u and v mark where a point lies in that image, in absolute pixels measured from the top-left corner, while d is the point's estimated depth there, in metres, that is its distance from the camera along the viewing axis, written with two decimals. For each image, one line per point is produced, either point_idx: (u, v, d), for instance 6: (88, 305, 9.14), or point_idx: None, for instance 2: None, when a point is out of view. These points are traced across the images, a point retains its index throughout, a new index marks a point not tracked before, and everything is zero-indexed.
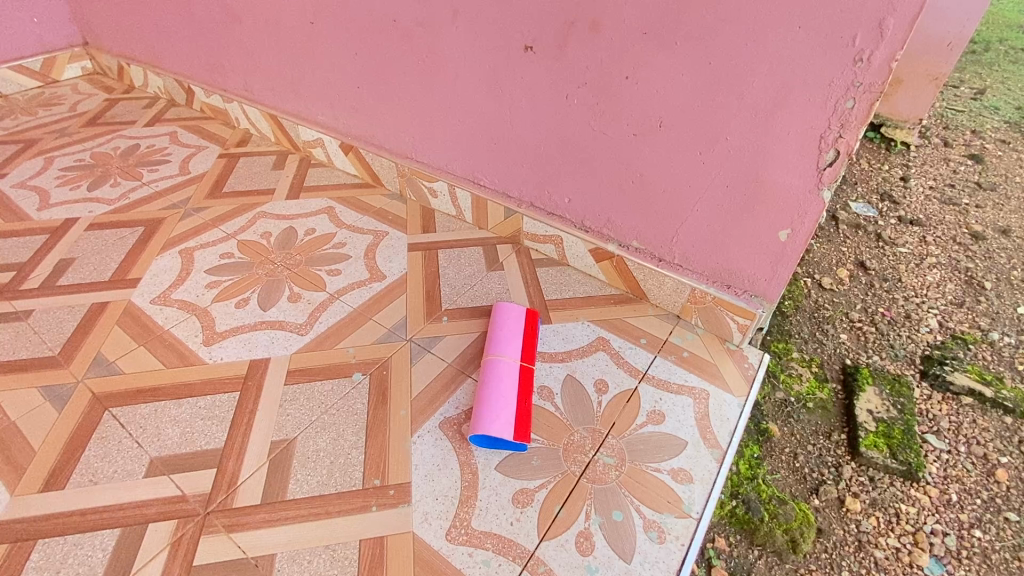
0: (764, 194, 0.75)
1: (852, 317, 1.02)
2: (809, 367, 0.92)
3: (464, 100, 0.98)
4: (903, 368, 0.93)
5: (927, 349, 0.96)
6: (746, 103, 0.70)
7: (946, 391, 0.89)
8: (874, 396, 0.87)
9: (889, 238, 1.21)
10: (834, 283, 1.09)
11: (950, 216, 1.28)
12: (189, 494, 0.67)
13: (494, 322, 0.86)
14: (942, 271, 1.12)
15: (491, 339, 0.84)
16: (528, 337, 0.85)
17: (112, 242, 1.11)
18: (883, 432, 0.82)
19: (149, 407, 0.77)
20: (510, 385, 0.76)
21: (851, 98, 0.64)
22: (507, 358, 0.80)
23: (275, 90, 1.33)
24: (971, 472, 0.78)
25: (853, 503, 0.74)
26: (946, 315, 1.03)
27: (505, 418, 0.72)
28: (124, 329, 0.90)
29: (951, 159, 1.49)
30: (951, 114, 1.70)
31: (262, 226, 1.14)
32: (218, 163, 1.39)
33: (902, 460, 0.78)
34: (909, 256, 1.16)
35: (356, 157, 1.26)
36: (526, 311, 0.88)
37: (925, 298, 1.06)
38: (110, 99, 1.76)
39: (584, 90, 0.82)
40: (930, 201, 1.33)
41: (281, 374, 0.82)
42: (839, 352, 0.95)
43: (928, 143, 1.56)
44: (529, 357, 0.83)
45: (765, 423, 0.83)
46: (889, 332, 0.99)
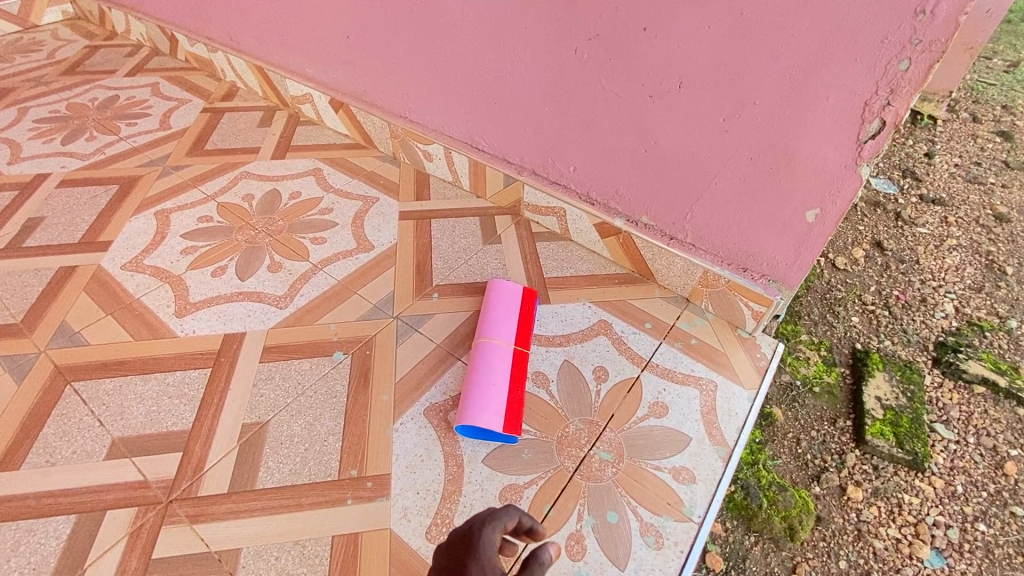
0: (793, 168, 0.67)
1: (865, 300, 0.94)
2: (818, 350, 0.86)
3: (464, 53, 0.88)
4: (915, 355, 0.86)
5: (941, 336, 0.89)
6: (780, 62, 0.61)
7: (958, 379, 0.83)
8: (884, 382, 0.81)
9: (909, 218, 1.12)
10: (848, 263, 1.01)
11: (974, 195, 1.18)
12: (152, 481, 0.62)
13: (486, 302, 0.79)
14: (962, 253, 1.04)
15: (482, 320, 0.78)
16: (524, 318, 0.78)
17: (84, 200, 1.04)
18: (890, 420, 0.77)
19: (114, 382, 0.72)
20: (501, 372, 0.70)
21: (906, 58, 0.54)
22: (499, 342, 0.73)
23: (260, 39, 1.23)
24: (978, 464, 0.73)
25: (855, 492, 0.70)
26: (963, 300, 0.95)
27: (493, 409, 0.66)
28: (91, 296, 0.84)
29: (979, 135, 1.38)
30: (981, 88, 1.57)
31: (244, 188, 1.06)
32: (200, 118, 1.30)
33: (908, 449, 0.74)
34: (928, 237, 1.07)
35: (347, 115, 1.17)
36: (523, 290, 0.81)
37: (943, 282, 0.98)
38: (90, 46, 1.65)
39: (595, 43, 0.73)
40: (953, 180, 1.23)
41: (256, 351, 0.76)
42: (850, 336, 0.88)
43: (955, 118, 1.44)
44: (525, 340, 0.76)
45: (768, 407, 0.78)
46: (903, 316, 0.91)
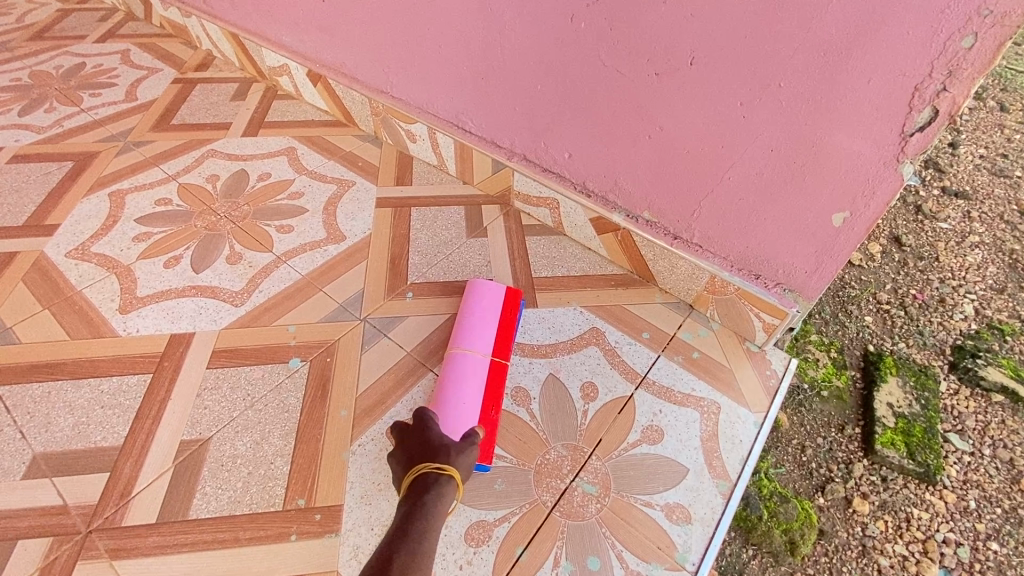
0: (821, 162, 0.57)
1: (880, 298, 0.84)
2: (828, 351, 0.76)
3: (445, 20, 0.78)
4: (930, 359, 0.76)
5: (959, 339, 0.79)
6: (814, 34, 0.51)
7: (975, 387, 0.73)
8: (897, 388, 0.72)
9: (930, 211, 1.00)
10: (863, 259, 0.90)
11: (1000, 189, 1.06)
12: (72, 505, 0.55)
13: (465, 304, 0.70)
14: (984, 251, 0.92)
15: (459, 325, 0.68)
16: (508, 324, 0.69)
17: (34, 178, 0.95)
18: (901, 429, 0.68)
19: (43, 388, 0.65)
20: (473, 389, 0.61)
21: (971, 33, 0.44)
22: (475, 352, 0.64)
23: (232, 3, 1.12)
24: (994, 478, 0.65)
25: (861, 505, 0.62)
26: (983, 302, 0.84)
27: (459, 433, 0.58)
28: (29, 286, 0.76)
29: (1008, 124, 1.24)
30: (1014, 72, 1.43)
31: (208, 168, 0.97)
32: (170, 89, 1.20)
33: (919, 461, 0.65)
34: (949, 233, 0.95)
35: (325, 89, 1.07)
36: (508, 292, 0.71)
37: (963, 281, 0.87)
38: (63, 10, 1.55)
39: (594, 9, 0.62)
40: (978, 172, 1.10)
41: (204, 355, 0.68)
42: (862, 337, 0.79)
43: (982, 106, 1.31)
44: (506, 351, 0.67)
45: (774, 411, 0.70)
46: (919, 317, 0.81)
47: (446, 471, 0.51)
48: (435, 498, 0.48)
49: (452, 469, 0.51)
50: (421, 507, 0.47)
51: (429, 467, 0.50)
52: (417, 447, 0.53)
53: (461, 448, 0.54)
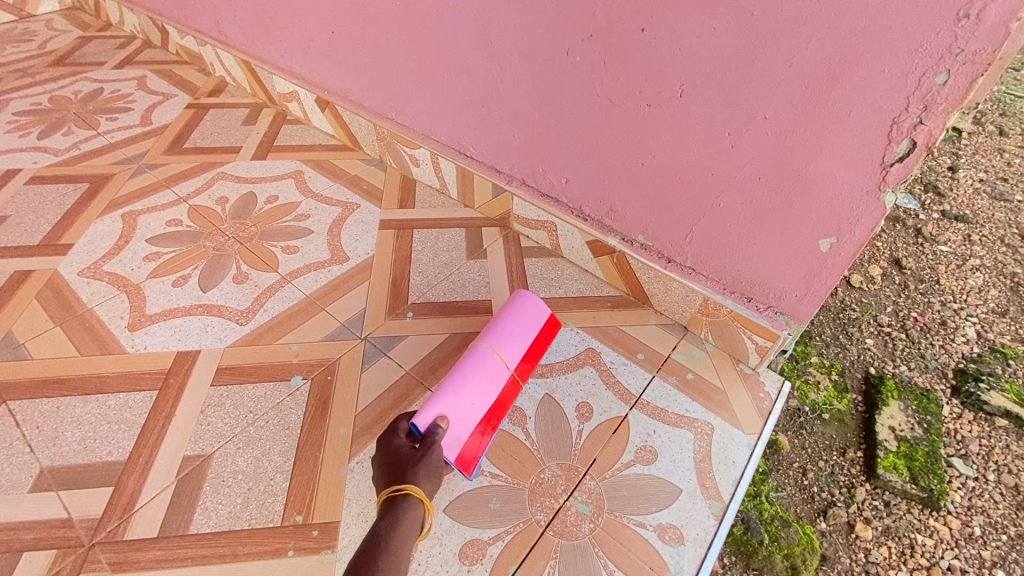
0: (807, 190, 0.59)
1: (881, 321, 0.85)
2: (829, 373, 0.77)
3: (447, 51, 0.81)
4: (932, 383, 0.77)
5: (961, 362, 0.80)
6: (797, 70, 0.53)
7: (978, 411, 0.74)
8: (899, 412, 0.73)
9: (930, 234, 1.01)
10: (864, 282, 0.91)
11: (1000, 213, 1.07)
12: (75, 519, 0.56)
13: (509, 305, 0.68)
14: (986, 274, 0.94)
15: (495, 322, 0.67)
16: (538, 346, 0.67)
17: (50, 199, 0.99)
18: (904, 453, 0.68)
19: (52, 403, 0.66)
20: (482, 395, 0.60)
21: (945, 70, 0.46)
22: (501, 359, 0.63)
23: (246, 33, 1.17)
24: (998, 504, 0.65)
25: (864, 530, 0.62)
26: (985, 325, 0.86)
27: (451, 431, 0.57)
28: (42, 304, 0.79)
29: (1007, 149, 1.27)
30: (1011, 98, 1.46)
31: (218, 190, 1.00)
32: (184, 114, 1.24)
33: (923, 486, 0.65)
34: (950, 256, 0.97)
35: (333, 115, 1.11)
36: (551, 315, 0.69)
37: (964, 304, 0.88)
38: (83, 37, 1.61)
39: (588, 44, 0.65)
40: (979, 196, 1.12)
41: (209, 372, 0.70)
42: (863, 359, 0.79)
43: (981, 130, 1.34)
44: (526, 371, 0.66)
45: (774, 433, 0.70)
46: (920, 340, 0.82)
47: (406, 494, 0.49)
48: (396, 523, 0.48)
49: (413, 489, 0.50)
50: (382, 537, 0.47)
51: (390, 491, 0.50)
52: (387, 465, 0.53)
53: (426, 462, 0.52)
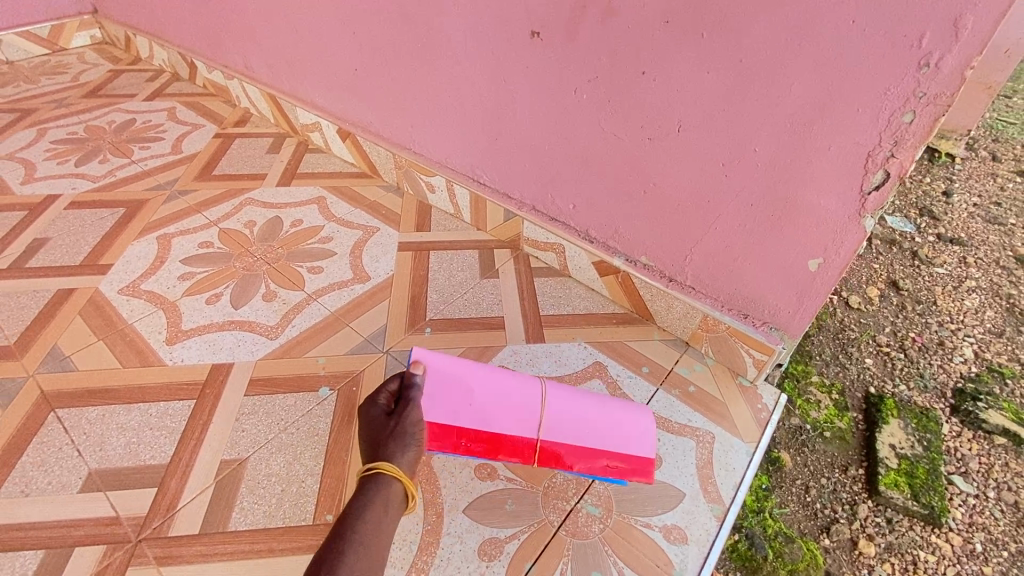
0: (796, 216, 0.65)
1: (880, 341, 0.90)
2: (830, 392, 0.82)
3: (464, 88, 0.89)
4: (932, 402, 0.81)
5: (959, 382, 0.84)
6: (781, 109, 0.60)
7: (977, 429, 0.78)
8: (899, 430, 0.77)
9: (926, 257, 1.07)
10: (862, 303, 0.96)
11: (994, 236, 1.13)
12: (123, 516, 0.61)
13: (630, 410, 0.63)
14: (981, 296, 0.99)
15: (587, 402, 0.62)
16: (591, 457, 0.60)
17: (89, 223, 1.05)
18: (905, 471, 0.72)
19: (97, 411, 0.71)
20: (490, 407, 0.60)
21: (911, 110, 0.53)
22: (540, 412, 0.60)
23: (273, 69, 1.26)
24: (999, 520, 0.69)
25: (867, 546, 0.66)
26: (982, 345, 0.90)
27: (438, 396, 0.59)
28: (85, 319, 0.85)
29: (1000, 175, 1.34)
30: (1001, 127, 1.54)
31: (246, 214, 1.07)
32: (211, 143, 1.32)
33: (924, 503, 0.69)
34: (946, 278, 1.02)
35: (353, 144, 1.18)
36: (647, 457, 0.60)
37: (962, 325, 0.93)
38: (115, 71, 1.71)
39: (594, 84, 0.72)
40: (973, 220, 1.18)
41: (242, 383, 0.75)
42: (863, 379, 0.84)
43: (974, 157, 1.41)
44: (550, 454, 0.60)
45: (776, 451, 0.75)
46: (919, 360, 0.87)
47: (377, 470, 0.46)
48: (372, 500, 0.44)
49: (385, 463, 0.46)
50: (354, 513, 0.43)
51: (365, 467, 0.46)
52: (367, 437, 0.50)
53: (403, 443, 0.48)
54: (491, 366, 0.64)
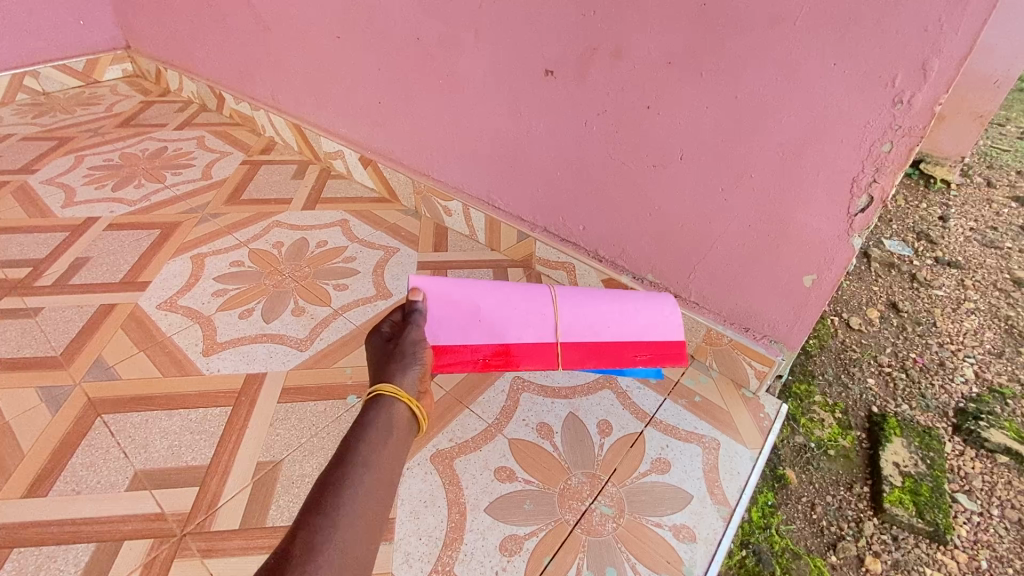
0: (790, 236, 0.71)
1: (881, 361, 0.92)
2: (832, 411, 0.84)
3: (482, 120, 0.96)
4: (934, 421, 0.83)
5: (961, 402, 0.86)
6: (774, 140, 0.66)
7: (980, 448, 0.80)
8: (902, 448, 0.78)
9: (924, 279, 1.12)
10: (863, 324, 0.99)
11: (991, 259, 1.19)
12: (168, 513, 0.65)
13: (651, 300, 0.76)
14: (980, 317, 1.03)
15: (601, 302, 0.74)
16: (615, 351, 0.72)
17: (127, 243, 1.12)
18: (909, 488, 0.73)
19: (141, 417, 0.77)
20: (500, 319, 0.71)
21: (888, 141, 0.59)
22: (552, 316, 0.72)
23: (301, 102, 1.34)
24: (1004, 538, 0.69)
25: (874, 563, 0.66)
26: (982, 365, 0.93)
27: (447, 318, 0.69)
28: (127, 332, 0.90)
29: (995, 200, 1.40)
30: (995, 154, 1.61)
31: (274, 235, 1.14)
32: (239, 170, 1.40)
33: (929, 520, 0.70)
34: (945, 300, 1.07)
35: (374, 171, 1.25)
36: (676, 342, 0.73)
37: (961, 345, 0.97)
38: (146, 102, 1.76)
39: (603, 117, 0.79)
40: (970, 244, 1.24)
41: (276, 391, 0.80)
42: (866, 398, 0.86)
43: (969, 183, 1.48)
44: (573, 354, 0.72)
45: (781, 469, 0.76)
46: (920, 380, 0.89)
47: (378, 393, 0.50)
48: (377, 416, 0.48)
49: (385, 385, 0.50)
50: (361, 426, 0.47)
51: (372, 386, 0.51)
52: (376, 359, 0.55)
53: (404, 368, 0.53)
54: (497, 288, 0.73)
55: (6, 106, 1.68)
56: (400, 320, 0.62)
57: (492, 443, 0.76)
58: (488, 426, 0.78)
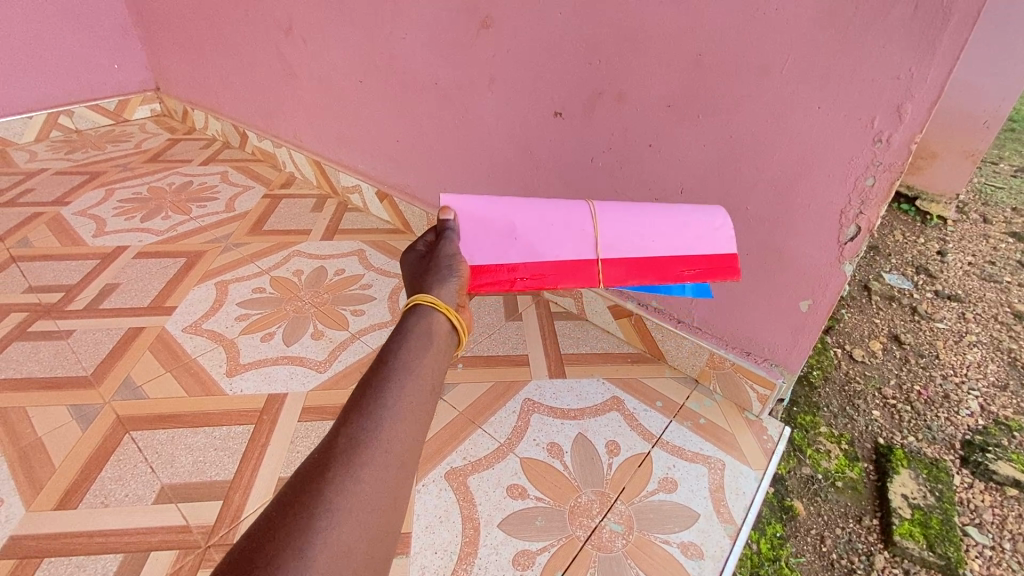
0: (786, 264, 0.75)
1: (886, 393, 0.94)
2: (839, 443, 0.85)
3: (494, 156, 1.02)
4: (941, 453, 0.84)
5: (967, 434, 0.88)
6: (767, 175, 0.72)
7: (988, 481, 0.81)
8: (910, 480, 0.80)
9: (925, 312, 1.16)
10: (866, 355, 1.02)
11: (991, 293, 1.22)
12: (193, 525, 0.68)
13: (698, 212, 0.69)
14: (982, 350, 1.06)
15: (643, 215, 0.68)
16: (661, 267, 0.67)
17: (155, 270, 1.17)
18: (919, 521, 0.74)
19: (167, 433, 0.80)
20: (538, 237, 0.67)
21: (871, 176, 0.64)
22: (592, 231, 0.67)
23: (322, 140, 1.42)
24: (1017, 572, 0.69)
25: None
26: (988, 398, 0.95)
27: (482, 237, 0.65)
28: (154, 354, 0.95)
29: (991, 235, 1.45)
30: (989, 191, 1.67)
31: (295, 264, 1.19)
32: (260, 203, 1.47)
33: (940, 553, 0.70)
34: (947, 332, 1.10)
35: (390, 205, 1.32)
36: (727, 255, 0.66)
37: (965, 378, 0.99)
38: (172, 139, 1.86)
39: (608, 154, 0.85)
40: (969, 278, 1.28)
41: (296, 410, 0.84)
42: (872, 430, 0.88)
43: (966, 219, 1.53)
44: (616, 270, 0.67)
45: (789, 500, 0.77)
46: (925, 412, 0.91)
47: (418, 302, 0.53)
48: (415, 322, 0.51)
49: (424, 294, 0.54)
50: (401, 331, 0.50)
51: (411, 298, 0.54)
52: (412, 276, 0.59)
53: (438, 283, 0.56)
54: (533, 204, 0.69)
55: (41, 143, 1.78)
56: (434, 240, 0.65)
57: (504, 461, 0.78)
58: (500, 445, 0.81)
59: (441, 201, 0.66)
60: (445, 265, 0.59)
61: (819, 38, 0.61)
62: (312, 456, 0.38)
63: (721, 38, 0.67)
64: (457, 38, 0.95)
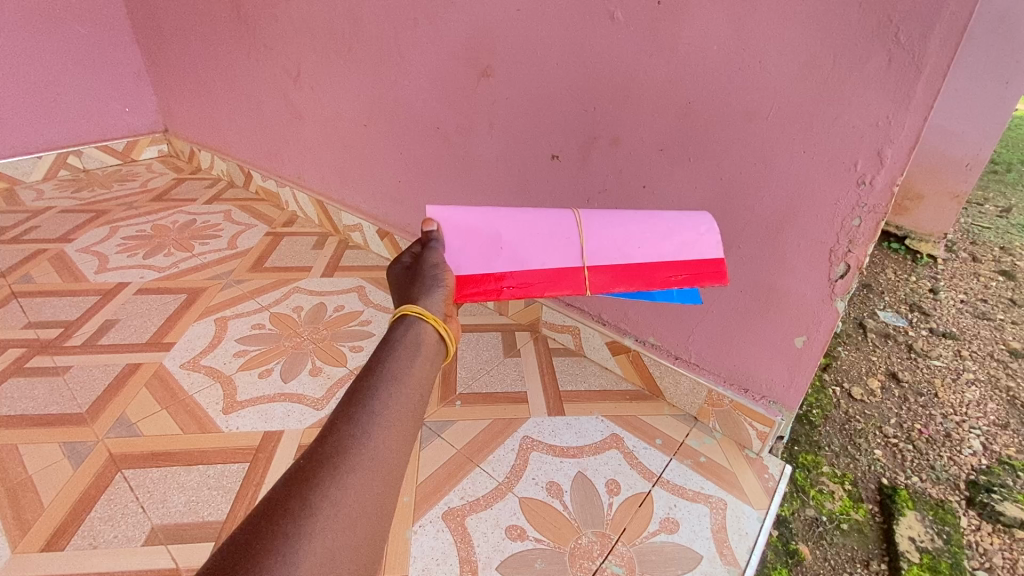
0: (780, 302, 0.77)
1: (887, 432, 0.94)
2: (842, 483, 0.84)
3: (494, 195, 1.05)
4: (947, 493, 0.84)
5: (971, 474, 0.87)
6: (758, 215, 0.74)
7: (996, 522, 0.80)
8: (916, 522, 0.79)
9: (921, 350, 1.17)
10: (865, 394, 1.03)
11: (985, 331, 1.24)
12: (182, 567, 0.67)
13: (682, 218, 0.70)
14: (981, 388, 1.06)
15: (625, 223, 0.69)
16: (646, 274, 0.68)
17: (155, 307, 1.18)
18: (928, 566, 0.73)
19: (160, 472, 0.79)
20: (522, 246, 0.69)
21: (857, 216, 0.67)
22: (578, 239, 0.68)
23: (325, 180, 1.46)
24: None
25: None
26: (989, 437, 0.95)
27: (465, 247, 0.68)
28: (150, 391, 0.94)
29: (982, 274, 1.47)
30: (977, 231, 1.72)
31: (294, 300, 1.20)
32: (262, 241, 1.49)
33: None
34: (943, 370, 1.11)
35: (390, 243, 1.34)
36: (708, 262, 0.68)
37: (965, 417, 0.99)
38: (178, 178, 1.90)
39: (604, 195, 0.88)
40: (962, 315, 1.30)
41: (292, 448, 0.83)
42: (875, 470, 0.87)
43: (955, 257, 1.57)
44: (602, 278, 0.68)
45: (795, 544, 0.75)
46: (928, 452, 0.91)
47: (406, 312, 0.54)
48: (404, 333, 0.52)
49: (413, 305, 0.54)
50: (392, 340, 0.51)
51: (398, 308, 0.55)
52: (399, 288, 0.61)
53: (427, 294, 0.57)
54: (516, 213, 0.70)
55: (48, 181, 1.81)
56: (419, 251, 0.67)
57: (503, 501, 0.77)
58: (498, 484, 0.80)
59: (427, 213, 0.68)
60: (431, 276, 0.60)
61: (801, 88, 0.65)
62: (294, 468, 0.38)
63: (708, 88, 0.72)
64: (459, 86, 1.00)
